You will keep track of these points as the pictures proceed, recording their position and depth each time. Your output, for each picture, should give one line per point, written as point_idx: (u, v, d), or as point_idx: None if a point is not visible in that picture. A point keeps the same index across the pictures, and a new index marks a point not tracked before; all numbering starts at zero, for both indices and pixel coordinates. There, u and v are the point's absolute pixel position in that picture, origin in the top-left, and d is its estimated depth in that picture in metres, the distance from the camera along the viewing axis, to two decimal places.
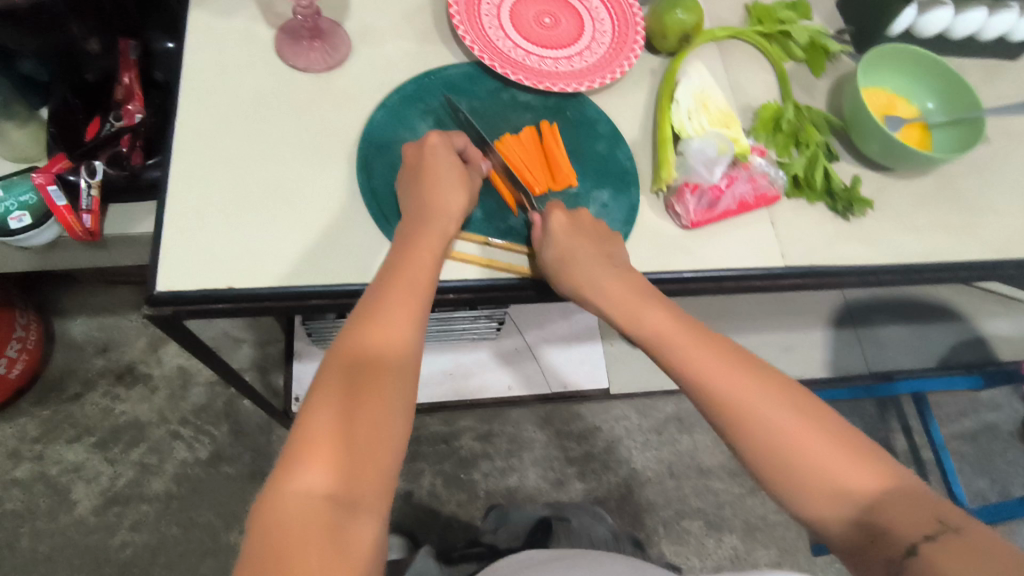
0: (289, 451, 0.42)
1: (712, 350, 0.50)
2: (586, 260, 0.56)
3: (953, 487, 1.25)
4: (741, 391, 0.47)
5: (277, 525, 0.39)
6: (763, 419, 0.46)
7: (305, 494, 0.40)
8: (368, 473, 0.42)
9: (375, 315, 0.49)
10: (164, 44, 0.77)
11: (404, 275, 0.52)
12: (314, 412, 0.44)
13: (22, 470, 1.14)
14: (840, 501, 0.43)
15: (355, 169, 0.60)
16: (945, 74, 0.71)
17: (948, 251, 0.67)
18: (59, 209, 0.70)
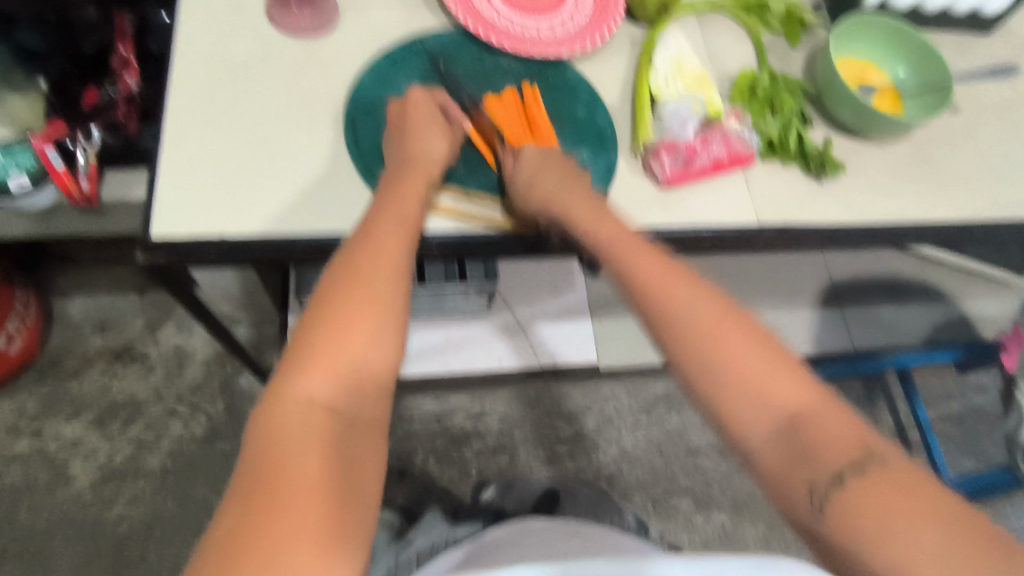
0: (290, 364, 0.45)
1: (675, 278, 0.52)
2: (555, 198, 0.58)
3: (937, 464, 1.27)
4: (694, 317, 0.49)
5: (277, 428, 0.42)
6: (715, 338, 0.48)
7: (307, 401, 0.43)
8: (364, 386, 0.46)
9: (368, 242, 0.51)
10: (160, 17, 0.76)
11: (394, 209, 0.54)
12: (310, 327, 0.46)
13: (21, 445, 1.16)
14: (774, 421, 0.45)
15: (343, 128, 0.63)
16: (913, 43, 0.73)
17: (919, 216, 0.70)
18: (59, 173, 0.72)
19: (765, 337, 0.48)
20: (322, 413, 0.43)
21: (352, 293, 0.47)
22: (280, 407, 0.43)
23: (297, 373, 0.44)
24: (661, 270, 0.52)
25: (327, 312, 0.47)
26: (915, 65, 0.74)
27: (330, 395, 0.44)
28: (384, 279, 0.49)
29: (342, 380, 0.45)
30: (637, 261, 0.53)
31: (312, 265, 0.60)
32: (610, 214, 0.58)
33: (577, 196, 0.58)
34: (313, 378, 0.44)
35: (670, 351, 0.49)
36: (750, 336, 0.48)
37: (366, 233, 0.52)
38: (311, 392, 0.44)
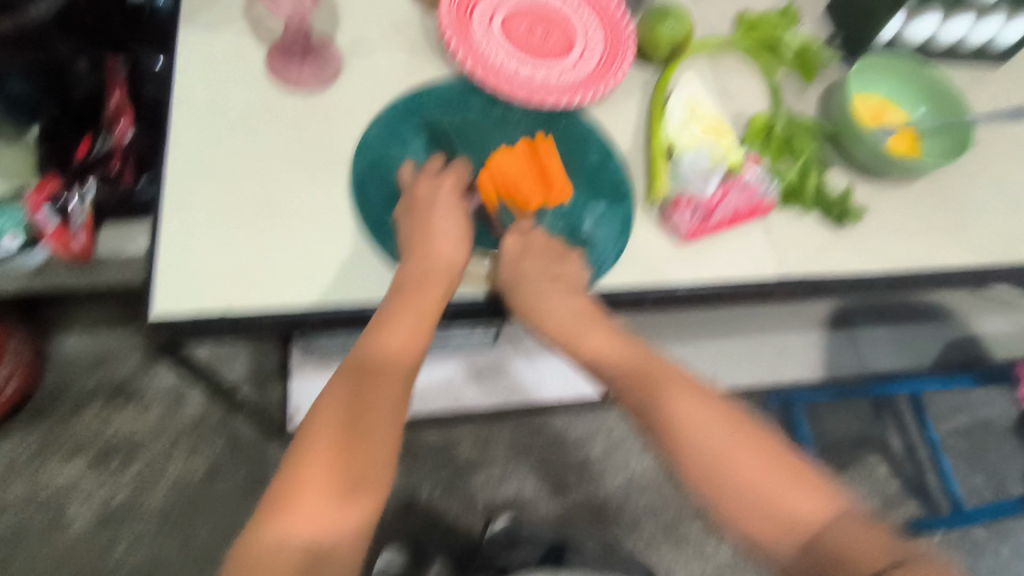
0: (273, 499, 0.46)
1: (670, 390, 0.55)
2: (543, 302, 0.58)
3: (951, 487, 1.25)
4: (687, 425, 0.53)
5: (256, 569, 0.42)
6: (715, 452, 0.52)
7: (283, 540, 0.44)
8: (349, 518, 0.46)
9: (369, 363, 0.51)
10: (154, 60, 0.73)
11: (396, 328, 0.53)
12: (303, 454, 0.47)
13: (14, 491, 1.12)
14: (790, 530, 0.48)
15: (350, 187, 0.60)
16: (930, 83, 0.72)
17: (939, 256, 0.68)
18: (49, 230, 0.70)
19: (767, 445, 0.52)
20: (299, 548, 0.44)
21: (343, 428, 0.48)
22: (261, 543, 0.44)
23: (282, 507, 0.45)
24: (659, 384, 0.55)
25: (319, 441, 0.48)
26: (933, 102, 0.72)
27: (311, 531, 0.44)
28: (384, 405, 0.50)
29: (326, 513, 0.45)
30: (634, 374, 0.56)
31: (323, 334, 0.59)
32: (601, 320, 0.59)
33: (563, 299, 0.59)
34: (295, 511, 0.45)
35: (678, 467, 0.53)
36: (752, 448, 0.52)
37: (369, 351, 0.52)
38: (291, 529, 0.44)
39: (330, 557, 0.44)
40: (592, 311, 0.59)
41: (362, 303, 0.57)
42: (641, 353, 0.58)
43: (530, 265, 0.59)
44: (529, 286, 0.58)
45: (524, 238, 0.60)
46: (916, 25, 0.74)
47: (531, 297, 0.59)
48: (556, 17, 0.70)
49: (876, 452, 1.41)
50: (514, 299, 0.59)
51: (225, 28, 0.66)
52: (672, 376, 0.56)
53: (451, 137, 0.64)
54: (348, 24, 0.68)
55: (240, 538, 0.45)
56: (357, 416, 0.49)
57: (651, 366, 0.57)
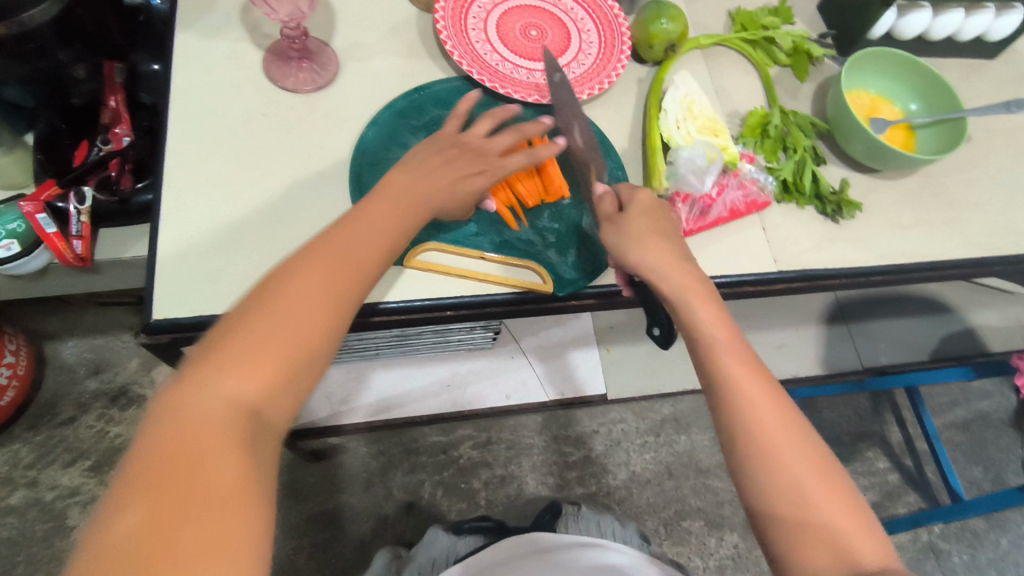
0: (213, 354, 0.40)
1: (765, 392, 0.49)
2: (658, 265, 0.53)
3: (951, 479, 1.25)
4: (774, 431, 0.47)
5: (178, 429, 0.37)
6: (795, 467, 0.46)
7: (219, 395, 0.39)
8: (286, 396, 0.41)
9: (338, 247, 0.47)
10: (149, 66, 0.76)
11: (366, 222, 0.50)
12: (249, 319, 0.42)
13: (16, 497, 1.12)
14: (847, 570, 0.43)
15: (349, 187, 0.61)
16: (926, 75, 0.72)
17: (934, 249, 0.68)
18: (49, 236, 0.69)
19: (841, 484, 0.47)
20: (232, 414, 0.38)
21: (301, 296, 0.44)
22: (189, 397, 0.38)
23: (219, 366, 0.40)
24: (754, 376, 0.49)
25: (272, 308, 0.42)
26: (926, 98, 0.73)
27: (249, 397, 0.39)
28: (347, 290, 0.46)
29: (267, 385, 0.40)
30: (730, 361, 0.50)
31: None
32: (716, 304, 0.53)
33: (685, 270, 0.54)
34: (235, 374, 0.39)
35: (744, 465, 0.47)
36: (831, 480, 0.46)
37: (337, 239, 0.48)
38: (230, 384, 0.39)
39: (260, 435, 0.39)
40: (706, 289, 0.53)
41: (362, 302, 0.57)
42: (745, 344, 0.51)
43: (662, 230, 0.56)
44: (663, 246, 0.54)
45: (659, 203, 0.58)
46: (907, 22, 0.75)
47: (651, 260, 0.53)
48: (551, 17, 0.71)
49: (875, 446, 1.42)
50: (639, 248, 0.54)
51: (222, 33, 0.66)
52: (768, 379, 0.50)
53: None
54: (345, 27, 0.69)
55: (164, 391, 0.39)
56: (317, 293, 0.44)
57: (752, 362, 0.50)
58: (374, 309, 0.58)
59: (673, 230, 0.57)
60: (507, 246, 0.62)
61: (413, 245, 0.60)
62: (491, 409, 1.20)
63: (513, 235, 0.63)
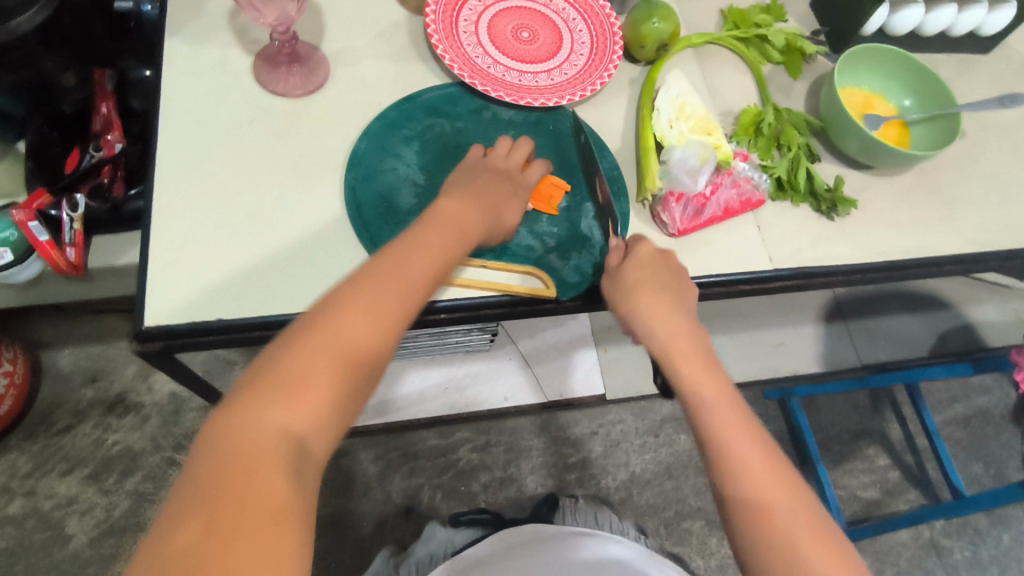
0: (263, 383, 0.40)
1: (756, 447, 0.48)
2: (649, 314, 0.55)
3: (950, 475, 1.25)
4: (765, 476, 0.46)
5: (229, 449, 0.37)
6: (788, 522, 0.44)
7: (268, 426, 0.38)
8: (331, 425, 0.41)
9: (388, 274, 0.47)
10: (141, 72, 0.76)
11: (412, 248, 0.49)
12: (302, 343, 0.42)
13: (15, 506, 1.12)
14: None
15: (343, 198, 0.61)
16: (920, 71, 0.71)
17: (930, 245, 0.68)
18: (42, 244, 0.68)
19: (836, 541, 0.45)
20: (281, 441, 0.38)
21: (347, 323, 0.43)
22: (240, 429, 0.38)
23: (271, 392, 0.40)
24: (746, 428, 0.49)
25: (319, 335, 0.42)
26: (920, 94, 0.73)
27: (298, 423, 0.39)
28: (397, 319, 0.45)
29: (314, 411, 0.40)
30: (721, 412, 0.49)
31: None
32: (705, 358, 0.53)
33: (681, 322, 0.55)
34: (285, 400, 0.39)
35: (735, 522, 0.46)
36: (826, 536, 0.45)
37: (393, 263, 0.47)
38: (279, 416, 0.39)
39: (307, 461, 0.39)
40: (693, 337, 0.54)
41: None
42: (735, 396, 0.51)
43: (662, 279, 0.57)
44: (659, 296, 0.56)
45: (660, 255, 0.59)
46: (899, 19, 0.75)
47: (643, 309, 0.56)
48: (542, 19, 0.71)
49: (876, 444, 1.41)
50: (637, 300, 0.56)
51: (212, 39, 0.66)
52: (759, 432, 0.49)
53: (443, 143, 0.64)
54: (335, 31, 0.68)
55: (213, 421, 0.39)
56: (366, 321, 0.44)
57: (742, 414, 0.50)
58: None
59: (672, 276, 0.58)
60: (507, 253, 0.61)
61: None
62: (489, 411, 1.22)
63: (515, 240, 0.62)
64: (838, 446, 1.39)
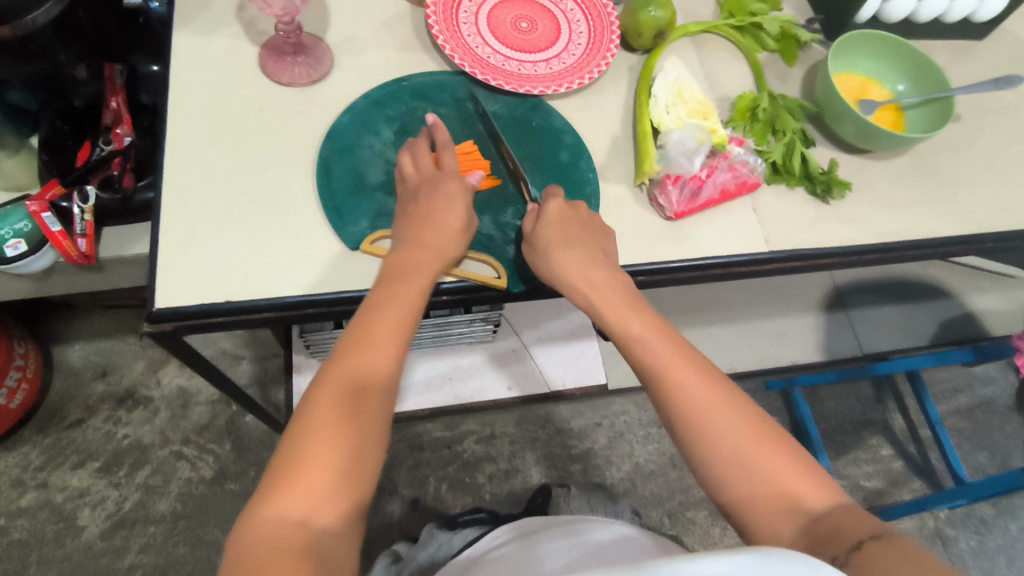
0: (271, 479, 0.46)
1: (692, 372, 0.53)
2: (573, 274, 0.58)
3: (953, 463, 1.26)
4: (703, 402, 0.51)
5: (252, 548, 0.43)
6: (732, 434, 0.50)
7: (282, 515, 0.45)
8: (338, 502, 0.46)
9: (354, 362, 0.51)
10: (148, 66, 0.77)
11: (383, 313, 0.54)
12: (292, 445, 0.48)
13: (27, 499, 1.14)
14: (794, 514, 0.47)
15: (316, 172, 0.62)
16: (914, 57, 0.72)
17: (926, 228, 0.69)
18: (54, 235, 0.70)
19: (781, 438, 0.50)
20: (295, 531, 0.44)
21: (336, 411, 0.49)
22: (258, 524, 0.44)
23: (273, 492, 0.45)
24: (683, 357, 0.54)
25: (311, 427, 0.48)
26: (914, 80, 0.74)
27: (305, 512, 0.45)
28: (371, 398, 0.51)
29: (318, 496, 0.46)
30: (661, 346, 0.54)
31: (321, 321, 0.60)
32: (631, 300, 0.57)
33: (596, 274, 0.58)
34: (288, 494, 0.45)
35: (685, 442, 0.51)
36: (768, 438, 0.50)
37: (357, 348, 0.52)
38: (288, 505, 0.45)
39: (324, 541, 0.45)
40: (620, 288, 0.58)
41: (341, 292, 0.58)
42: (666, 327, 0.56)
43: (573, 233, 0.59)
44: (571, 253, 0.58)
45: (569, 207, 0.61)
46: (894, 5, 0.76)
47: (568, 271, 0.58)
48: (541, 9, 0.72)
49: (879, 435, 1.42)
50: (551, 261, 0.58)
51: (219, 31, 0.68)
52: (697, 356, 0.54)
53: (422, 127, 0.66)
54: (338, 22, 0.70)
55: (239, 523, 0.45)
56: (343, 411, 0.49)
57: (680, 345, 0.55)
58: (370, 298, 0.59)
59: (593, 231, 0.60)
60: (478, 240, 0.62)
61: (372, 231, 0.60)
62: (492, 403, 1.22)
63: (481, 229, 0.63)
64: (840, 436, 1.40)
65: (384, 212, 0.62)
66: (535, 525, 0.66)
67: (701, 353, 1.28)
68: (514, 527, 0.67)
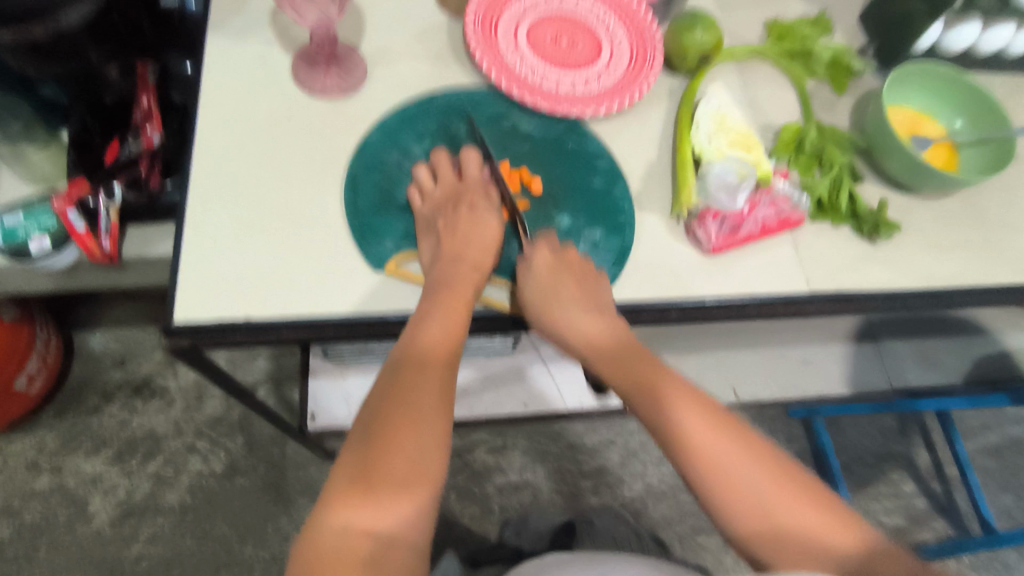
0: (329, 489, 0.45)
1: (708, 421, 0.51)
2: (568, 324, 0.57)
3: (980, 507, 1.20)
4: (725, 455, 0.49)
5: (316, 563, 0.41)
6: (755, 488, 0.48)
7: (345, 528, 0.42)
8: (406, 507, 0.44)
9: (404, 367, 0.50)
10: (182, 65, 0.75)
11: (435, 322, 0.53)
12: (348, 456, 0.46)
13: (41, 482, 1.15)
14: (829, 565, 0.45)
15: (343, 186, 0.61)
16: (973, 92, 0.69)
17: (973, 273, 0.66)
18: (80, 235, 0.70)
19: (804, 483, 0.48)
20: (361, 541, 0.42)
21: (394, 416, 0.47)
22: (320, 540, 0.42)
23: (337, 500, 0.44)
24: (693, 408, 0.51)
25: (369, 434, 0.47)
26: (972, 115, 0.70)
27: (369, 520, 0.43)
28: (429, 397, 0.49)
29: (383, 502, 0.44)
30: (669, 399, 0.52)
31: (342, 342, 0.58)
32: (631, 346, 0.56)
33: (593, 323, 0.57)
34: (350, 504, 0.43)
35: (706, 499, 0.49)
36: (794, 485, 0.48)
37: (406, 357, 0.51)
38: (349, 518, 0.43)
39: (393, 549, 0.42)
40: (620, 336, 0.57)
41: (364, 315, 0.56)
42: (672, 377, 0.54)
43: (563, 291, 0.57)
44: (562, 309, 0.57)
45: (557, 258, 0.59)
46: (955, 35, 0.72)
47: (560, 323, 0.57)
48: (582, 26, 0.69)
49: (901, 469, 1.37)
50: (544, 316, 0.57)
51: (254, 35, 0.67)
52: (705, 401, 0.53)
53: (452, 145, 0.64)
54: (374, 31, 0.68)
55: (302, 537, 0.43)
56: (398, 410, 0.47)
57: (691, 394, 0.53)
58: (392, 321, 0.57)
59: (588, 275, 0.59)
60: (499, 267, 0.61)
61: (396, 253, 0.59)
62: (506, 415, 1.19)
63: (508, 256, 0.61)
64: (861, 468, 1.35)
65: (412, 232, 0.60)
66: (561, 558, 0.62)
67: (723, 377, 1.24)
68: (540, 560, 0.63)
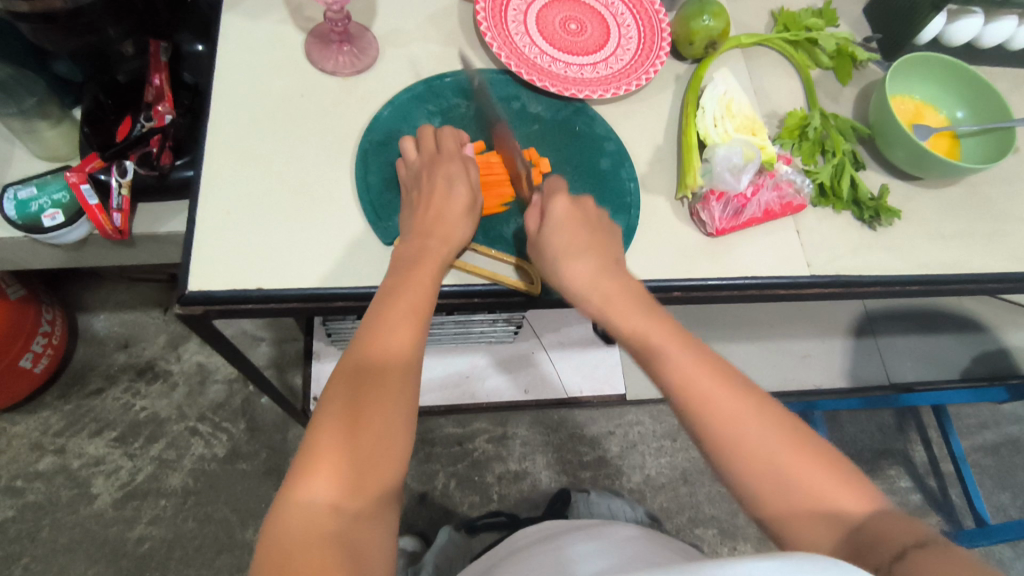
0: (296, 465, 0.45)
1: (719, 383, 0.50)
2: (582, 281, 0.55)
3: (975, 503, 1.21)
4: (734, 414, 0.48)
5: (284, 538, 0.42)
6: (764, 447, 0.47)
7: (311, 504, 0.43)
8: (372, 481, 0.45)
9: (374, 340, 0.50)
10: (193, 46, 0.77)
11: (406, 294, 0.52)
12: (316, 431, 0.47)
13: (45, 463, 1.16)
14: (838, 528, 0.45)
15: (355, 163, 0.62)
16: (975, 83, 0.70)
17: (974, 262, 0.67)
18: (92, 208, 0.71)
19: (813, 445, 0.48)
20: (328, 516, 0.43)
21: (364, 391, 0.48)
22: (288, 515, 0.43)
23: (303, 477, 0.44)
24: (707, 366, 0.51)
25: (337, 409, 0.47)
26: (973, 106, 0.71)
27: (335, 496, 0.44)
28: (395, 377, 0.49)
29: (348, 479, 0.45)
30: (680, 353, 0.51)
31: (349, 315, 0.59)
32: (646, 304, 0.55)
33: (608, 278, 0.55)
34: (318, 480, 0.44)
35: (714, 455, 0.48)
36: (803, 448, 0.47)
37: (375, 329, 0.51)
38: (316, 494, 0.44)
39: (358, 524, 0.44)
40: (635, 294, 0.55)
41: (374, 288, 0.57)
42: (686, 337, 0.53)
43: (582, 240, 0.56)
44: (582, 262, 0.55)
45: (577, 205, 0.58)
46: (958, 28, 0.73)
47: (574, 275, 0.55)
48: (591, 11, 0.71)
49: (898, 465, 1.38)
50: (561, 267, 0.56)
51: (268, 15, 0.68)
52: (718, 363, 0.52)
53: (463, 124, 0.65)
54: (385, 13, 0.69)
55: (269, 513, 0.44)
56: (362, 393, 0.48)
57: (701, 353, 0.51)
58: None
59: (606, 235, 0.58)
60: (505, 244, 0.62)
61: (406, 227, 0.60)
62: (508, 404, 1.20)
63: (513, 233, 0.62)
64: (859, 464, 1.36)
65: None
66: (553, 528, 0.64)
67: None
68: (531, 531, 0.65)
